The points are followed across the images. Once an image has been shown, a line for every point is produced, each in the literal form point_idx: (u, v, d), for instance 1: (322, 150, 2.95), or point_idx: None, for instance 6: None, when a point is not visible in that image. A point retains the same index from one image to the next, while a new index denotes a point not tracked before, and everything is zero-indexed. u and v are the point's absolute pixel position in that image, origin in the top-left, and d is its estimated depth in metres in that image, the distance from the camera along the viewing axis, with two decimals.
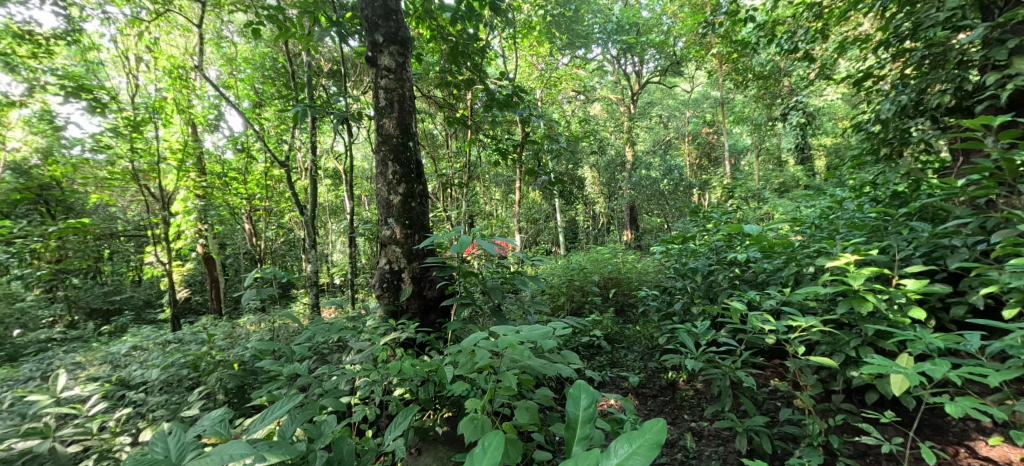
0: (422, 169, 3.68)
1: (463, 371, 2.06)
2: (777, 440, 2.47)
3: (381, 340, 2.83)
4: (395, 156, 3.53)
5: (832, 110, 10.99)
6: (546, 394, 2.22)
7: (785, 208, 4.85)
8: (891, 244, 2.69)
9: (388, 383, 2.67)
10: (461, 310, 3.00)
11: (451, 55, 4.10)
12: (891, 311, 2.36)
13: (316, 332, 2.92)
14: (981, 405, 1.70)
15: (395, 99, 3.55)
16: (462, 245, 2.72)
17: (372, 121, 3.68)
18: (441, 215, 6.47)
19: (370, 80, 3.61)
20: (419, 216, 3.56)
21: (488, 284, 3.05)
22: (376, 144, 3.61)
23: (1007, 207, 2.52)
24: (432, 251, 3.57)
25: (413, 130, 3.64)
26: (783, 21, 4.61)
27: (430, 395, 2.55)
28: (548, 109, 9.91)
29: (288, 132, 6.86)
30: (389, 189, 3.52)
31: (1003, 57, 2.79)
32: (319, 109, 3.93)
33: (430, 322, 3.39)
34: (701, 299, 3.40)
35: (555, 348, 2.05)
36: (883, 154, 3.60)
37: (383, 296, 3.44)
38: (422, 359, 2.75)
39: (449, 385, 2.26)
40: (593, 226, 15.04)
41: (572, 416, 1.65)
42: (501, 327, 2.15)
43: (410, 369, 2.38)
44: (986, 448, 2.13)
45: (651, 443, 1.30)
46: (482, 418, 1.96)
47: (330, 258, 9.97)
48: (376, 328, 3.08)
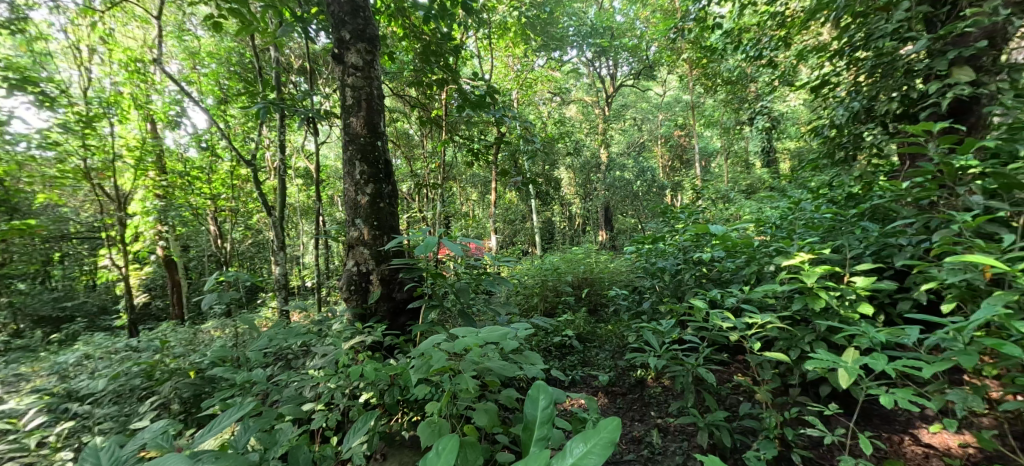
0: (391, 169, 3.62)
1: (422, 374, 2.05)
2: (737, 434, 2.55)
3: (345, 344, 2.79)
4: (362, 156, 3.47)
5: (796, 115, 11.43)
6: (511, 395, 2.24)
7: (751, 209, 5.03)
8: (844, 244, 2.83)
9: (353, 387, 2.63)
10: (429, 312, 2.98)
11: (422, 54, 4.06)
12: (840, 308, 2.48)
13: (278, 336, 2.85)
14: (914, 396, 1.82)
15: (363, 98, 3.50)
16: (429, 246, 2.72)
17: (338, 121, 3.60)
18: (416, 215, 6.39)
19: (336, 78, 3.54)
20: (388, 216, 3.51)
21: (458, 285, 3.04)
22: (344, 143, 3.54)
23: (947, 208, 2.68)
24: (401, 252, 3.52)
25: (382, 129, 3.59)
26: (748, 29, 4.78)
27: (395, 399, 2.55)
28: (525, 110, 9.92)
29: (256, 130, 6.64)
30: (357, 189, 3.46)
31: (944, 67, 2.97)
32: (284, 107, 3.81)
33: (400, 325, 3.35)
34: (669, 298, 3.49)
35: (516, 348, 2.06)
36: (838, 158, 3.79)
37: (351, 299, 3.39)
38: (389, 362, 2.72)
39: (411, 389, 2.25)
40: (569, 226, 15.14)
41: (530, 417, 1.69)
42: (462, 328, 2.14)
43: (372, 373, 2.39)
44: (928, 435, 2.25)
45: (606, 441, 1.34)
46: (441, 423, 1.96)
47: (302, 260, 9.71)
48: (343, 331, 3.03)
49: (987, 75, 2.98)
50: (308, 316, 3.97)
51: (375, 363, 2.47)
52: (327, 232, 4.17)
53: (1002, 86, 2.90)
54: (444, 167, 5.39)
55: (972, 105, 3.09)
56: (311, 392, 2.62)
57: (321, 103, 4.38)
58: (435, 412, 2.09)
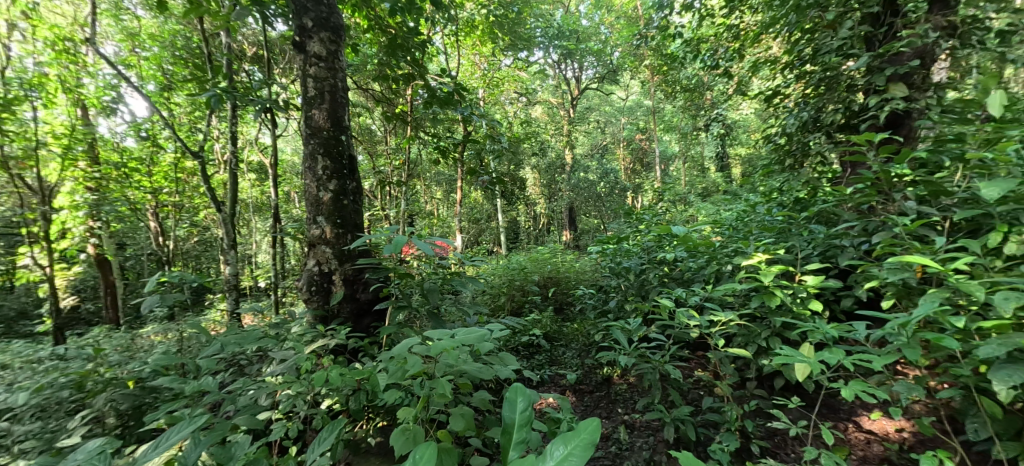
0: (356, 165, 3.49)
1: (395, 379, 1.99)
2: (700, 428, 2.65)
3: (306, 348, 2.65)
4: (325, 150, 3.32)
5: (747, 123, 12.08)
6: (484, 397, 2.21)
7: (708, 212, 5.27)
8: (795, 245, 3.02)
9: (315, 394, 2.51)
10: (397, 314, 2.90)
11: (388, 47, 3.93)
12: (793, 305, 2.63)
13: (230, 342, 2.67)
14: (865, 388, 1.96)
15: (326, 90, 3.35)
16: (398, 245, 2.63)
17: (299, 113, 3.43)
18: (379, 214, 6.21)
19: (297, 68, 3.36)
20: (352, 214, 3.38)
21: (426, 285, 2.97)
22: (305, 136, 3.37)
23: (884, 212, 2.91)
24: (366, 251, 3.40)
25: (346, 123, 3.45)
26: (706, 39, 5.01)
27: (361, 404, 2.45)
28: (490, 109, 9.86)
29: (203, 120, 6.20)
30: (319, 185, 3.30)
31: (882, 83, 3.22)
32: (239, 96, 3.56)
33: (364, 327, 3.23)
34: (633, 297, 3.59)
35: (491, 351, 2.03)
36: (787, 165, 4.05)
37: (311, 300, 3.23)
38: (354, 366, 2.62)
39: (381, 394, 2.17)
40: (533, 226, 15.26)
41: (508, 420, 1.66)
42: (436, 331, 2.09)
43: (338, 379, 2.28)
44: (869, 422, 2.43)
45: (586, 443, 1.34)
46: (415, 429, 1.90)
47: (254, 259, 9.20)
48: (304, 335, 2.89)
49: (917, 92, 3.27)
50: (263, 319, 3.75)
51: (341, 368, 2.37)
52: (284, 229, 3.96)
53: (930, 102, 3.18)
54: (409, 164, 5.28)
55: (904, 119, 3.38)
56: (267, 400, 2.46)
57: (278, 94, 4.16)
58: (407, 418, 2.03)
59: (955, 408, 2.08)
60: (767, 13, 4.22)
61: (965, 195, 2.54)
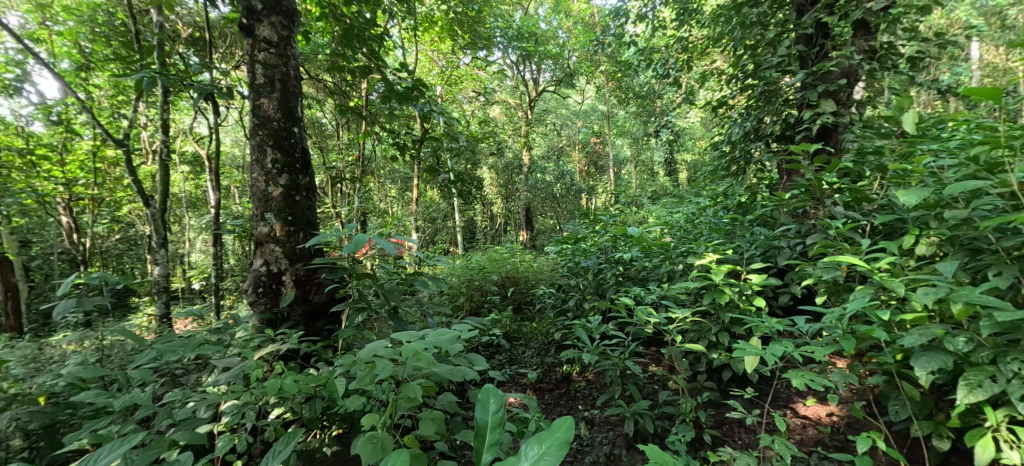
0: (309, 159, 3.30)
1: (361, 385, 1.89)
2: (658, 420, 2.75)
3: (255, 355, 2.45)
4: (275, 143, 3.11)
5: (692, 131, 12.72)
6: (450, 400, 2.15)
7: (660, 214, 5.51)
8: (739, 246, 3.23)
9: (264, 403, 2.32)
10: (354, 316, 2.75)
11: (343, 38, 3.71)
12: (740, 301, 2.79)
13: (164, 350, 2.41)
14: (809, 377, 2.12)
15: (277, 78, 3.15)
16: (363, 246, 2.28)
17: (246, 101, 3.19)
18: (330, 211, 5.92)
19: (245, 53, 3.13)
20: (304, 211, 3.18)
21: (386, 285, 2.85)
22: (252, 127, 3.14)
23: (816, 216, 3.16)
24: (319, 251, 3.23)
25: (299, 115, 3.26)
26: (658, 50, 5.24)
27: (316, 412, 2.30)
28: (447, 107, 9.68)
29: (128, 104, 5.61)
30: (269, 180, 3.09)
31: (814, 98, 3.51)
32: (174, 78, 3.23)
33: (318, 330, 3.05)
34: (591, 295, 3.68)
35: (462, 352, 1.97)
36: (732, 171, 4.33)
37: (258, 303, 2.99)
38: (308, 372, 2.46)
39: (341, 401, 2.05)
40: (490, 226, 15.20)
41: (480, 422, 1.57)
42: (405, 333, 2.02)
43: (293, 386, 2.13)
44: (804, 408, 2.62)
45: (560, 441, 1.33)
46: (383, 436, 1.83)
47: (187, 258, 8.45)
48: (250, 340, 2.68)
49: (843, 108, 3.60)
50: (201, 323, 3.45)
51: (295, 374, 2.21)
52: (225, 227, 3.66)
53: (854, 118, 3.52)
54: (363, 160, 5.07)
55: (832, 132, 3.71)
56: (209, 413, 2.23)
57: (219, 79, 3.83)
58: (372, 425, 1.93)
59: (880, 392, 2.30)
60: (715, 28, 4.51)
61: (883, 202, 2.80)
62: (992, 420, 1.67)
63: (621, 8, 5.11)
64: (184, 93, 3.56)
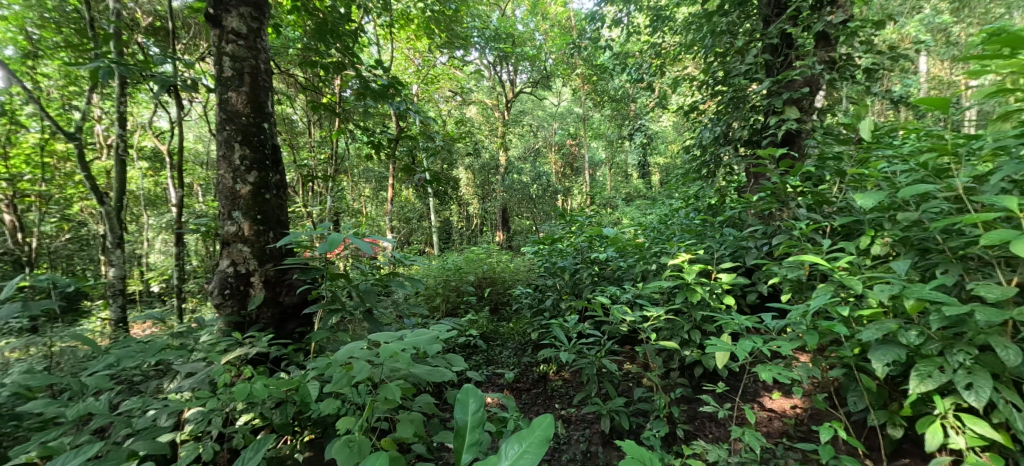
0: (280, 156, 3.17)
1: (337, 388, 1.83)
2: (633, 417, 2.80)
3: (221, 359, 2.34)
4: (244, 138, 2.97)
5: (665, 135, 13.03)
6: (428, 401, 2.12)
7: (634, 215, 5.63)
8: (710, 246, 3.34)
9: (232, 410, 2.21)
10: (327, 318, 2.67)
11: (315, 32, 3.56)
12: (711, 299, 2.87)
13: (122, 357, 2.27)
14: (776, 371, 2.20)
15: (246, 71, 3.01)
16: (336, 244, 2.21)
17: (212, 95, 3.04)
18: (302, 211, 5.76)
19: (211, 45, 2.98)
20: (274, 210, 3.05)
21: (361, 285, 2.75)
22: (218, 121, 2.98)
23: (781, 217, 3.29)
24: (290, 251, 3.10)
25: (269, 110, 3.12)
26: (633, 54, 5.34)
27: (288, 417, 2.20)
28: (424, 106, 9.59)
29: (81, 96, 5.29)
30: (236, 177, 2.94)
31: (779, 105, 3.66)
32: (132, 69, 3.05)
33: (288, 333, 2.91)
34: (568, 295, 3.71)
35: (442, 353, 1.94)
36: (703, 173, 4.47)
37: (224, 306, 2.83)
38: (278, 376, 2.36)
39: (315, 405, 1.99)
40: (466, 227, 15.10)
41: (460, 422, 1.49)
42: (383, 334, 1.98)
43: (263, 391, 2.05)
44: (770, 401, 2.72)
45: (540, 439, 1.32)
46: (360, 440, 1.78)
47: (147, 259, 8.03)
48: (216, 344, 2.54)
49: (806, 115, 3.77)
50: (161, 327, 3.28)
51: (265, 379, 2.12)
52: (189, 226, 3.50)
53: (816, 124, 3.68)
54: (336, 158, 4.96)
55: (796, 137, 3.88)
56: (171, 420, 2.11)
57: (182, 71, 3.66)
58: (348, 429, 1.88)
59: (841, 384, 2.41)
60: (686, 35, 4.64)
61: (841, 205, 2.93)
62: (941, 407, 1.79)
63: (597, 13, 5.20)
64: (144, 84, 3.38)
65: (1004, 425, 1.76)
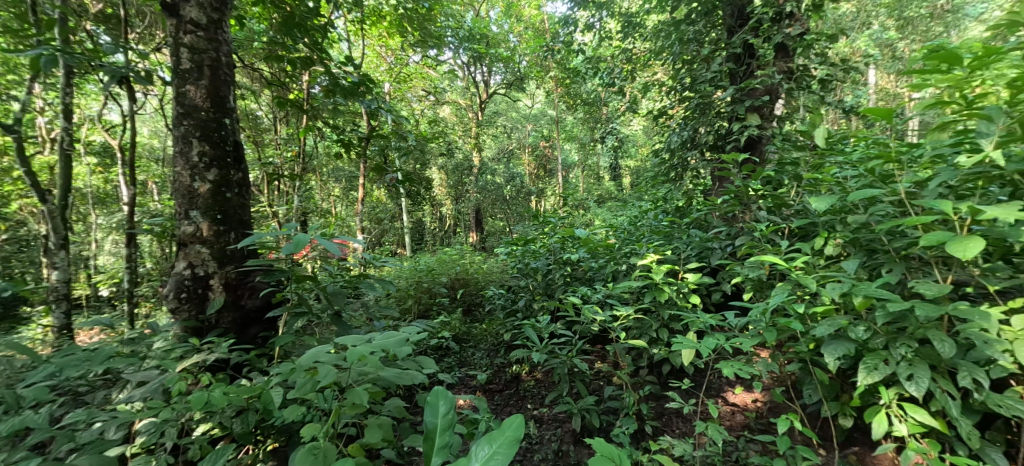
0: (243, 153, 2.90)
1: (301, 394, 1.76)
2: (603, 415, 2.84)
3: (177, 365, 2.13)
4: (203, 134, 2.70)
5: (635, 139, 13.32)
6: (398, 404, 2.07)
7: (605, 217, 5.73)
8: (677, 247, 3.43)
9: (188, 420, 2.00)
10: (293, 322, 2.53)
11: (282, 24, 3.45)
12: (679, 298, 2.94)
13: (64, 367, 2.12)
14: (737, 367, 2.29)
15: (206, 64, 2.74)
16: (302, 244, 2.13)
17: (167, 88, 2.76)
18: (267, 211, 5.59)
19: (166, 34, 2.71)
20: (236, 210, 2.79)
21: (331, 288, 2.58)
22: (174, 116, 2.71)
23: (744, 219, 3.42)
24: (256, 252, 2.86)
25: (232, 105, 2.86)
26: (605, 59, 5.44)
27: (250, 426, 1.99)
28: (396, 105, 9.47)
29: (23, 85, 4.95)
30: (194, 174, 2.67)
31: (742, 112, 3.81)
32: (78, 57, 2.86)
33: (251, 338, 2.66)
34: (540, 295, 3.74)
35: (412, 355, 1.88)
36: (671, 177, 4.60)
37: (180, 311, 2.57)
38: (239, 383, 2.17)
39: (278, 412, 1.89)
40: (439, 228, 14.94)
41: (430, 425, 1.48)
42: (350, 337, 1.91)
43: (223, 399, 1.85)
44: (733, 396, 2.82)
45: (510, 440, 1.33)
46: (326, 447, 1.70)
47: (97, 260, 7.59)
48: (171, 351, 2.32)
49: (767, 122, 3.93)
50: (110, 333, 3.09)
51: (224, 386, 1.94)
52: (142, 225, 3.31)
53: (776, 131, 3.84)
54: (303, 157, 4.83)
55: (758, 143, 4.03)
56: (120, 433, 1.88)
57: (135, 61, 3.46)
58: (313, 436, 1.81)
59: (797, 378, 2.52)
60: (656, 42, 4.75)
61: (799, 208, 3.05)
62: (886, 398, 1.90)
63: (569, 17, 5.26)
64: (92, 74, 3.18)
65: (942, 413, 1.89)
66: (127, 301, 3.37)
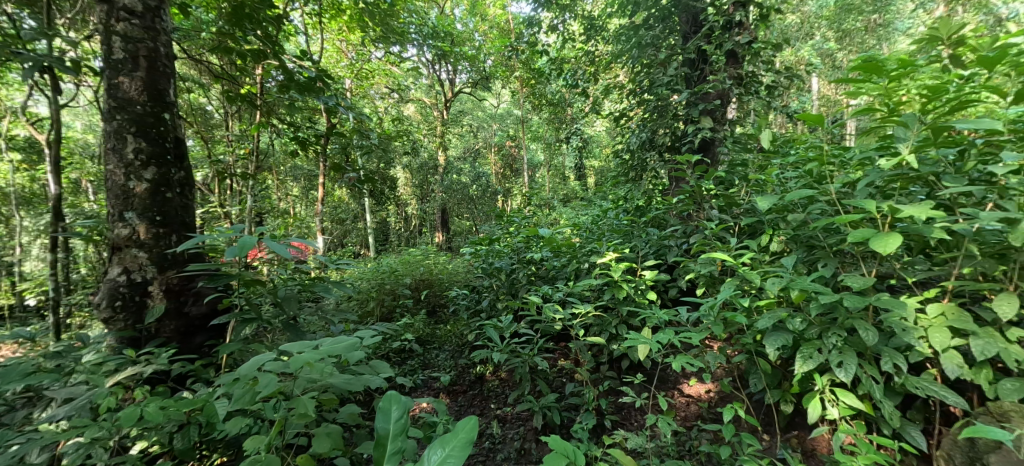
0: (185, 151, 2.74)
1: (241, 406, 1.61)
2: (565, 412, 2.88)
3: (108, 380, 1.94)
4: (139, 129, 2.53)
5: (600, 139, 13.56)
6: (352, 410, 1.95)
7: (569, 216, 5.81)
8: (636, 245, 3.51)
9: (121, 437, 1.82)
10: (240, 329, 2.32)
11: (231, 15, 3.26)
12: (636, 295, 3.00)
13: None
14: (687, 360, 2.37)
15: (142, 54, 2.56)
16: (247, 247, 2.01)
17: (97, 80, 2.56)
18: (216, 211, 5.32)
19: (97, 20, 2.51)
20: (178, 211, 2.65)
21: (281, 292, 2.46)
22: (105, 110, 2.52)
23: (698, 218, 3.56)
24: (199, 256, 2.71)
25: (172, 99, 2.69)
26: (568, 60, 5.50)
27: (191, 442, 1.84)
28: (359, 102, 9.25)
29: None
30: (129, 173, 2.50)
31: (697, 115, 3.95)
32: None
33: (195, 348, 2.53)
34: (504, 295, 3.74)
35: (364, 360, 1.76)
36: (631, 177, 4.72)
37: (115, 320, 2.39)
38: (180, 396, 2.02)
39: (221, 425, 1.76)
40: (404, 229, 14.46)
41: (382, 431, 1.46)
42: (295, 343, 1.76)
43: (158, 413, 1.70)
44: (688, 387, 2.91)
45: (464, 442, 1.33)
46: (269, 460, 1.59)
47: (25, 266, 6.99)
48: (102, 364, 2.12)
49: (720, 125, 4.09)
50: (36, 346, 2.84)
51: (161, 400, 1.79)
52: (74, 227, 3.07)
53: (728, 134, 4.00)
54: (257, 154, 4.63)
55: (712, 146, 4.19)
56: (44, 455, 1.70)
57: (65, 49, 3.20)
58: (257, 448, 1.70)
59: (745, 369, 2.64)
60: (616, 45, 4.84)
61: (747, 206, 3.17)
62: (821, 385, 2.02)
63: (533, 17, 5.29)
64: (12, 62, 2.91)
65: (868, 396, 2.02)
66: (54, 310, 3.02)
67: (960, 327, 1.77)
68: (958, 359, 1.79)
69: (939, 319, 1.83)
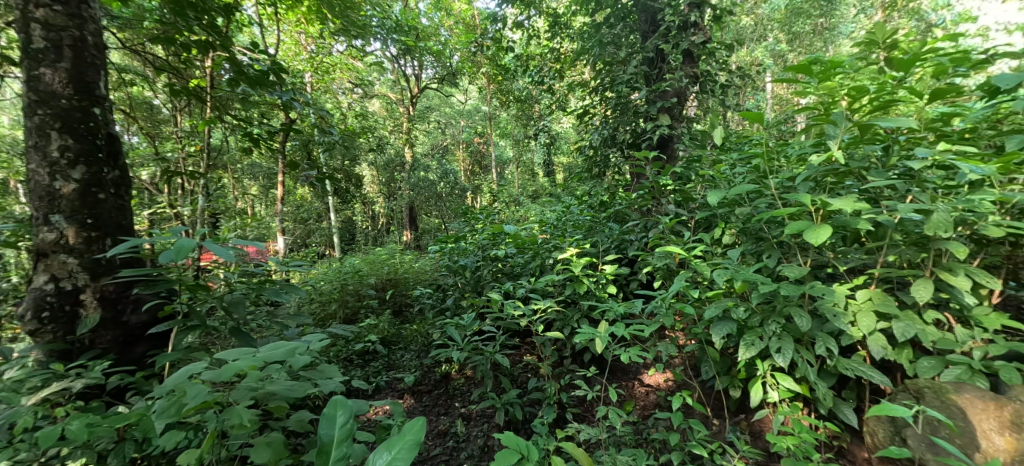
0: (118, 148, 2.60)
1: (170, 418, 1.53)
2: (527, 406, 2.90)
3: (29, 397, 1.83)
4: (64, 126, 2.38)
5: (568, 136, 13.65)
6: (302, 415, 1.90)
7: (535, 213, 5.83)
8: (598, 240, 3.56)
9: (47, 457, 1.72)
10: (181, 336, 2.22)
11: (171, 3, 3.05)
12: (597, 290, 3.05)
13: None
14: (641, 352, 2.42)
15: (66, 43, 2.41)
16: (184, 250, 1.90)
17: (16, 71, 2.38)
18: (165, 212, 5.06)
19: (12, 6, 2.33)
20: (112, 212, 2.51)
21: (228, 296, 2.37)
22: (24, 103, 2.36)
23: (657, 213, 3.64)
24: (136, 261, 2.58)
25: (102, 93, 2.54)
26: (534, 56, 5.50)
27: (127, 458, 1.76)
28: (321, 97, 8.98)
29: None
30: (54, 172, 2.36)
31: (656, 112, 4.03)
32: None
33: (134, 358, 2.42)
34: (469, 292, 3.73)
35: (307, 364, 1.71)
36: (594, 173, 4.78)
37: (42, 332, 2.25)
38: (115, 410, 1.93)
39: (156, 440, 1.68)
40: (372, 227, 14.19)
41: (325, 438, 1.43)
42: (231, 351, 1.68)
43: (86, 431, 1.61)
44: (647, 378, 2.98)
45: (410, 444, 1.33)
46: None
47: None
48: (25, 380, 1.99)
49: (678, 122, 4.19)
50: None
51: (90, 417, 1.70)
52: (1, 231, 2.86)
53: (686, 130, 4.10)
54: (208, 151, 4.42)
55: (671, 142, 4.28)
56: None
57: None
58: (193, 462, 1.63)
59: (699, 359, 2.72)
60: (579, 42, 4.87)
61: (703, 201, 3.25)
62: (765, 373, 2.10)
63: (497, 13, 5.26)
64: None
65: (806, 380, 2.13)
66: None
67: (884, 311, 1.88)
68: (883, 341, 1.91)
69: (866, 304, 1.94)
